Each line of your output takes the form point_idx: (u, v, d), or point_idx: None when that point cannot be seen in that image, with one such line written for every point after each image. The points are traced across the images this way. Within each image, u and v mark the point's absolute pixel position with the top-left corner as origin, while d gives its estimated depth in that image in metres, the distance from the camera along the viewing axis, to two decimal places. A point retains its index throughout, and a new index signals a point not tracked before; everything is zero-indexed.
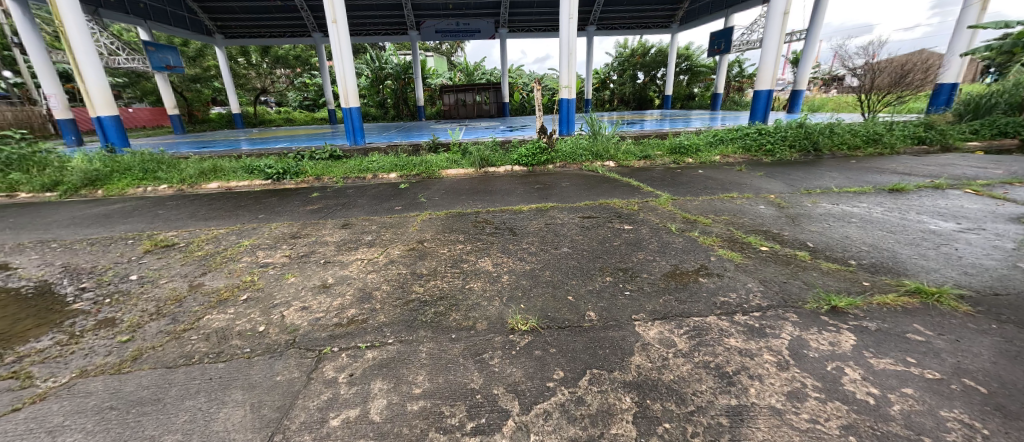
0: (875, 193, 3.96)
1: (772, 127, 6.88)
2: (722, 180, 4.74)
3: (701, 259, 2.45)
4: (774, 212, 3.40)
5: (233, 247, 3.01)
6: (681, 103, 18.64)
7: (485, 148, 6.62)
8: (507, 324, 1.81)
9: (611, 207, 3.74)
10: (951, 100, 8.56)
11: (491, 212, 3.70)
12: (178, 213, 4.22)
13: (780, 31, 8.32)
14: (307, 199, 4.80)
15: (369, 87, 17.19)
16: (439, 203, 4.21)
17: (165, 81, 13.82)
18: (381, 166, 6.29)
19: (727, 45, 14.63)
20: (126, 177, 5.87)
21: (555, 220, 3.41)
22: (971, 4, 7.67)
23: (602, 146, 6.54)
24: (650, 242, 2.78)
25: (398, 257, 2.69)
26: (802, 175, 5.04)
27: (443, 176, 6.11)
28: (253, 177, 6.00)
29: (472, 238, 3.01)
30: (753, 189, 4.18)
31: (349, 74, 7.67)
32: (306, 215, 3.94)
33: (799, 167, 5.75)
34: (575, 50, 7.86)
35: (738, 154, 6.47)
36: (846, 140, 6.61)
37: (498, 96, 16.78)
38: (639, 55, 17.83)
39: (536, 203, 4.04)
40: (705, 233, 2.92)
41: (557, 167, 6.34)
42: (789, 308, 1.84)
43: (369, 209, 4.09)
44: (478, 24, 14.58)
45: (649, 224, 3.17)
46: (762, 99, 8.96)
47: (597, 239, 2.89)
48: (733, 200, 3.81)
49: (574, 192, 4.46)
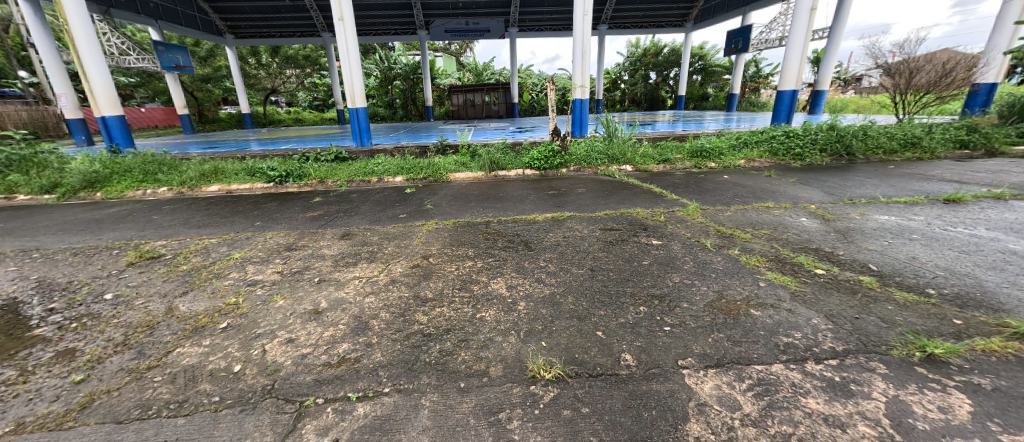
0: (930, 204, 3.55)
1: (801, 129, 6.46)
2: (751, 188, 4.38)
3: (747, 284, 2.12)
4: (820, 226, 3.04)
5: (221, 261, 2.76)
6: (694, 104, 18.16)
7: (495, 150, 6.33)
8: (528, 370, 1.50)
9: (635, 217, 3.41)
10: (989, 101, 8.01)
11: (503, 222, 3.40)
12: (172, 219, 4.00)
13: (806, 28, 7.89)
14: (308, 204, 4.56)
15: (378, 87, 17.05)
16: (447, 211, 3.93)
17: (175, 80, 13.80)
18: (387, 169, 6.05)
19: (745, 44, 14.15)
20: (126, 179, 5.71)
21: (575, 232, 3.10)
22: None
23: (618, 149, 6.21)
24: (684, 260, 2.46)
25: (401, 276, 2.41)
26: (840, 182, 4.64)
27: (451, 180, 5.83)
28: (255, 180, 5.80)
29: (483, 253, 2.70)
30: (789, 198, 3.82)
31: (356, 73, 7.43)
32: (305, 223, 3.70)
33: (833, 172, 5.34)
34: (590, 49, 7.53)
35: (764, 158, 6.07)
36: (882, 143, 6.16)
37: (507, 96, 16.50)
38: (652, 54, 17.38)
39: (551, 211, 3.74)
40: (746, 250, 2.58)
41: (571, 172, 6.03)
42: (872, 356, 1.50)
43: (373, 217, 3.83)
44: (488, 23, 14.37)
45: (680, 239, 2.84)
46: (785, 100, 8.53)
47: (624, 256, 2.57)
48: (769, 211, 3.46)
49: (592, 199, 4.14)
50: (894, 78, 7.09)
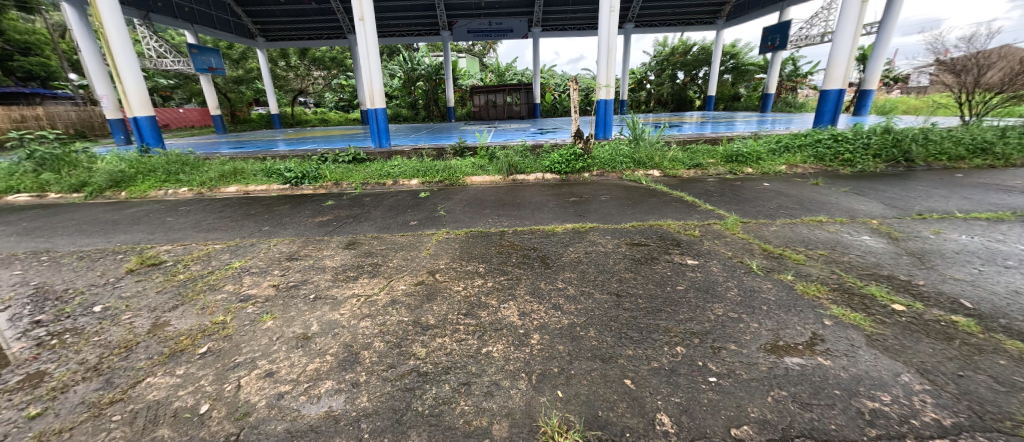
0: (1020, 222, 3.02)
1: (851, 132, 5.88)
2: (798, 198, 3.93)
3: (809, 322, 1.75)
4: (889, 247, 2.60)
5: (219, 271, 2.61)
6: (725, 105, 17.32)
7: (514, 153, 6.07)
8: (538, 432, 1.21)
9: (666, 231, 3.06)
10: None
11: (519, 233, 3.14)
12: (184, 222, 3.95)
13: (856, 22, 7.22)
14: (320, 207, 4.44)
15: (401, 88, 17.16)
16: (461, 219, 3.71)
17: (208, 81, 14.24)
18: (403, 171, 5.90)
19: (782, 40, 13.31)
20: (150, 178, 5.79)
21: (598, 246, 2.79)
22: None
23: (645, 152, 5.83)
24: (728, 286, 2.12)
25: (404, 295, 2.17)
26: (901, 192, 4.11)
27: (468, 184, 5.62)
28: (272, 181, 5.76)
29: (495, 271, 2.44)
30: (844, 212, 3.36)
31: (376, 73, 7.33)
32: (312, 229, 3.54)
33: (891, 181, 4.78)
34: (616, 47, 7.16)
35: (809, 164, 5.55)
36: (945, 149, 5.52)
37: (529, 96, 16.22)
38: (680, 53, 16.67)
39: (571, 221, 3.44)
40: (803, 276, 2.20)
41: (594, 176, 5.70)
42: (995, 437, 1.14)
43: (382, 224, 3.65)
44: (511, 23, 14.17)
45: (721, 259, 2.49)
46: (830, 100, 7.86)
47: (656, 278, 2.25)
48: (823, 227, 3.03)
49: (616, 209, 3.82)
50: (960, 77, 6.30)
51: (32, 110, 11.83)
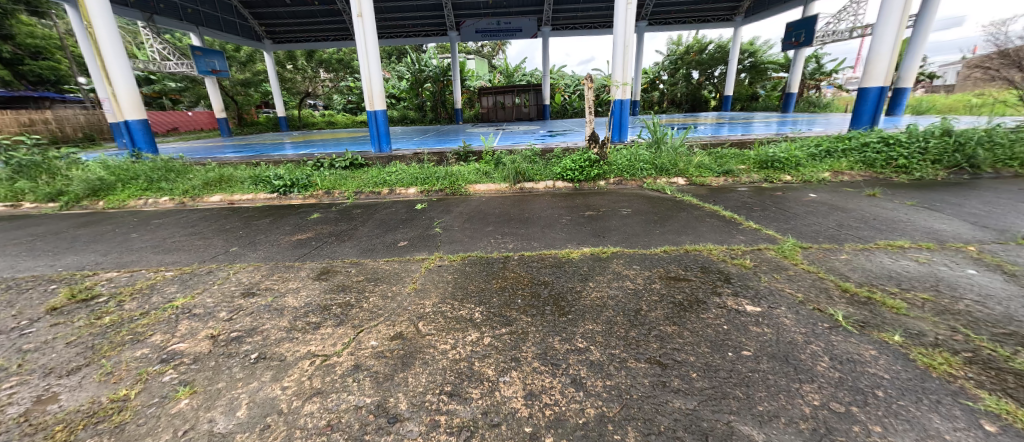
0: None
1: (903, 135, 5.22)
2: (858, 215, 3.31)
3: (961, 429, 1.15)
4: (1014, 288, 1.97)
5: (154, 312, 2.11)
6: (742, 105, 16.54)
7: (522, 159, 5.53)
8: None
9: (708, 259, 2.48)
10: None
11: (526, 260, 2.60)
12: (148, 240, 3.51)
13: (900, 13, 6.52)
14: (303, 221, 3.95)
15: (409, 89, 16.77)
16: (460, 238, 3.19)
17: (213, 84, 13.96)
18: (401, 178, 5.41)
19: (807, 37, 12.51)
20: (130, 187, 5.41)
21: (627, 281, 2.23)
22: None
23: (668, 158, 5.24)
24: (812, 351, 1.55)
25: (371, 357, 1.63)
26: (981, 206, 3.45)
27: (471, 193, 5.11)
28: (259, 190, 5.33)
29: (494, 318, 1.90)
30: (927, 236, 2.73)
31: (375, 72, 6.88)
32: (285, 250, 3.05)
33: (960, 191, 4.12)
34: (632, 43, 6.58)
35: (856, 171, 4.93)
36: (1017, 153, 4.81)
37: (538, 97, 15.70)
38: (695, 52, 15.93)
39: (589, 244, 2.90)
40: (912, 336, 1.61)
41: (611, 185, 5.12)
42: None
43: (367, 244, 3.15)
44: (520, 21, 13.61)
45: (791, 305, 1.90)
46: (870, 100, 7.14)
47: (710, 334, 1.68)
48: (908, 256, 2.42)
49: (641, 226, 3.25)
50: None
51: (40, 115, 11.71)
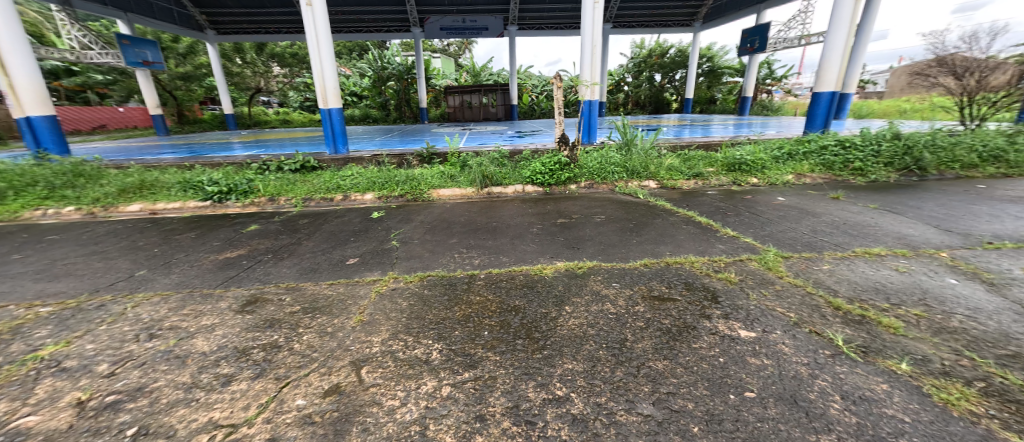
0: None
1: (857, 138, 5.43)
2: (828, 219, 3.29)
3: None
4: (999, 300, 1.90)
5: (5, 369, 1.61)
6: (702, 108, 17.12)
7: (489, 161, 5.22)
8: None
9: (691, 273, 2.30)
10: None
11: (495, 280, 2.30)
12: (33, 263, 2.88)
13: (849, 22, 6.83)
14: (236, 235, 3.43)
15: (371, 87, 15.96)
16: (420, 253, 2.84)
17: (146, 77, 12.54)
18: (356, 183, 4.94)
19: (762, 43, 13.02)
20: (26, 195, 4.58)
21: (607, 303, 2.00)
22: None
23: (639, 160, 5.13)
24: (820, 387, 1.35)
25: (294, 426, 1.26)
26: (937, 209, 3.54)
27: (434, 198, 4.75)
28: (189, 197, 4.68)
29: (455, 359, 1.58)
30: (899, 242, 2.70)
31: (328, 67, 6.30)
32: (206, 273, 2.56)
33: (913, 193, 4.28)
34: (600, 43, 6.43)
35: (817, 173, 5.05)
36: (958, 156, 5.10)
37: (506, 97, 15.47)
38: (657, 55, 16.28)
39: (563, 257, 2.64)
40: (918, 363, 1.46)
41: (582, 188, 4.93)
42: None
43: (310, 262, 2.72)
44: (486, 20, 13.44)
45: (786, 328, 1.72)
46: (822, 104, 7.44)
47: (707, 371, 1.45)
48: (888, 265, 2.35)
49: (617, 236, 3.04)
50: (962, 80, 5.98)
51: None
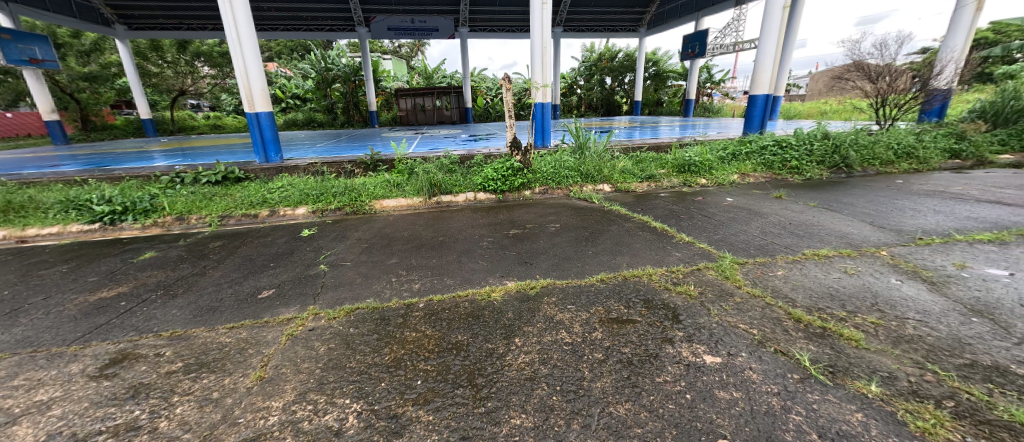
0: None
1: (793, 138, 5.72)
2: (775, 220, 3.34)
3: None
4: (942, 301, 1.91)
5: None
6: (650, 110, 17.77)
7: (438, 168, 4.88)
8: None
9: (650, 287, 2.14)
10: (944, 112, 7.28)
11: (435, 310, 1.99)
12: None
13: (779, 29, 7.26)
14: (124, 266, 2.84)
15: (315, 89, 14.88)
16: (351, 278, 2.46)
17: (35, 77, 10.63)
18: (286, 196, 4.39)
19: (702, 48, 13.71)
20: None
21: (562, 331, 1.77)
22: (965, 4, 6.65)
23: (592, 163, 5.03)
24: (796, 425, 1.20)
25: None
26: (868, 205, 3.73)
27: (377, 210, 4.34)
28: (72, 220, 3.90)
29: (377, 425, 1.26)
30: (841, 241, 2.75)
31: (254, 67, 5.59)
32: (65, 323, 2.02)
33: (844, 190, 4.53)
34: (550, 45, 6.30)
35: (759, 173, 5.25)
36: (878, 153, 5.52)
37: (459, 100, 15.14)
38: (607, 59, 16.67)
39: (514, 275, 2.39)
40: (886, 382, 1.36)
41: (536, 194, 4.74)
42: None
43: (210, 298, 2.25)
44: (436, 21, 12.91)
45: (750, 349, 1.58)
46: (758, 106, 7.87)
47: (674, 415, 1.26)
48: (837, 267, 2.33)
49: (572, 247, 2.85)
50: (876, 83, 6.52)
51: None
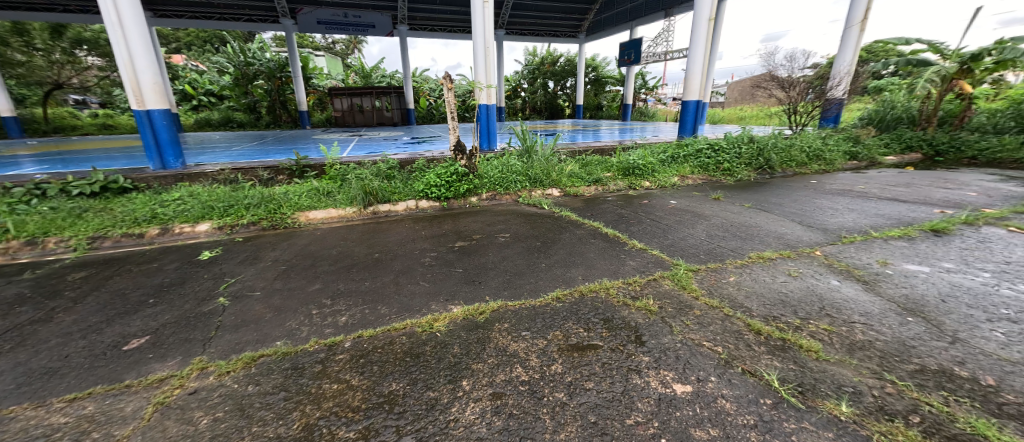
0: (927, 239, 2.84)
1: (724, 141, 6.06)
2: (717, 222, 3.41)
3: None
4: (877, 301, 1.98)
5: None
6: (591, 114, 18.35)
7: (374, 175, 4.41)
8: None
9: (609, 304, 1.98)
10: (839, 118, 8.16)
11: (363, 350, 1.64)
12: None
13: (706, 39, 7.74)
14: None
15: (233, 85, 13.17)
16: (257, 313, 2.00)
17: None
18: (186, 210, 3.65)
19: (637, 55, 14.38)
20: None
21: (517, 366, 1.53)
22: (851, 26, 7.68)
23: (540, 168, 4.89)
24: None
25: None
26: (793, 205, 3.99)
27: (301, 223, 3.79)
28: None
29: None
30: (780, 242, 2.85)
31: (144, 58, 4.58)
32: None
33: (770, 190, 4.88)
34: (493, 46, 6.08)
35: (696, 175, 5.50)
36: (794, 156, 6.06)
37: (401, 101, 14.40)
38: (549, 63, 16.94)
39: (459, 298, 2.11)
40: (853, 400, 1.30)
41: (483, 200, 4.49)
42: None
43: (47, 358, 1.67)
44: (372, 17, 12.11)
45: (718, 371, 1.46)
46: (690, 111, 8.34)
47: None
48: (782, 270, 2.37)
49: (523, 260, 2.63)
50: (789, 91, 7.18)
51: None
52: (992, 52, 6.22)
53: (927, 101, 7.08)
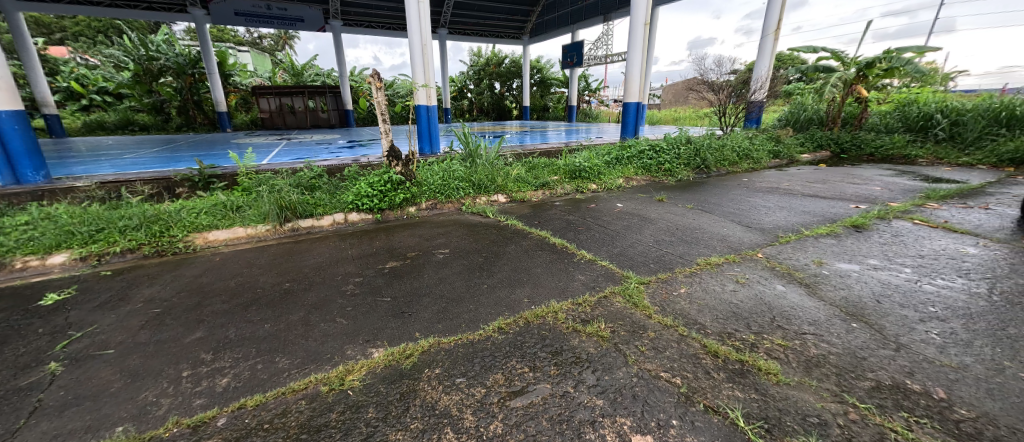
0: (851, 235, 2.99)
1: (664, 142, 6.21)
2: (664, 225, 3.36)
3: None
4: (821, 306, 1.95)
5: None
6: (538, 115, 18.44)
7: (292, 186, 3.84)
8: None
9: (557, 331, 1.75)
10: (760, 119, 8.82)
11: (242, 429, 1.24)
12: None
13: (643, 44, 7.95)
14: None
15: (132, 83, 11.13)
16: (102, 383, 1.50)
17: None
18: (37, 238, 2.89)
19: (580, 58, 14.63)
20: None
21: (447, 431, 1.23)
22: (767, 34, 8.29)
23: (484, 172, 4.61)
24: None
25: None
26: (731, 204, 4.09)
27: (199, 246, 3.16)
28: None
29: None
30: (725, 245, 2.83)
31: None
32: None
33: (707, 189, 5.04)
34: (431, 44, 5.67)
35: (640, 176, 5.57)
36: (727, 156, 6.37)
37: (336, 101, 13.36)
38: (494, 64, 16.74)
39: (382, 338, 1.76)
40: (821, 435, 1.17)
41: (423, 210, 4.12)
42: None
43: None
44: (299, 10, 11.01)
45: (679, 411, 1.28)
46: (631, 113, 8.56)
47: None
48: (729, 276, 2.30)
49: (462, 281, 2.33)
50: (717, 94, 7.60)
51: None
52: (882, 61, 6.96)
53: (832, 104, 7.83)
